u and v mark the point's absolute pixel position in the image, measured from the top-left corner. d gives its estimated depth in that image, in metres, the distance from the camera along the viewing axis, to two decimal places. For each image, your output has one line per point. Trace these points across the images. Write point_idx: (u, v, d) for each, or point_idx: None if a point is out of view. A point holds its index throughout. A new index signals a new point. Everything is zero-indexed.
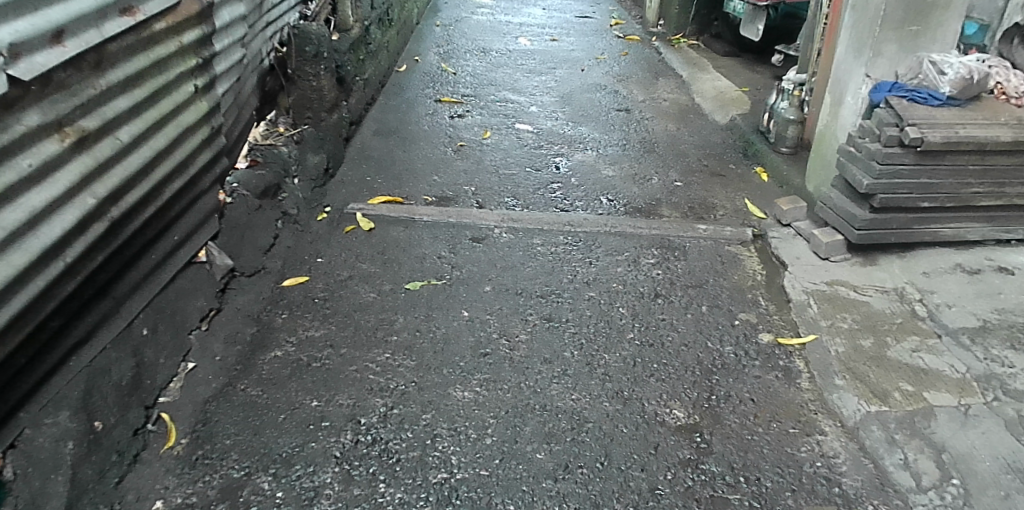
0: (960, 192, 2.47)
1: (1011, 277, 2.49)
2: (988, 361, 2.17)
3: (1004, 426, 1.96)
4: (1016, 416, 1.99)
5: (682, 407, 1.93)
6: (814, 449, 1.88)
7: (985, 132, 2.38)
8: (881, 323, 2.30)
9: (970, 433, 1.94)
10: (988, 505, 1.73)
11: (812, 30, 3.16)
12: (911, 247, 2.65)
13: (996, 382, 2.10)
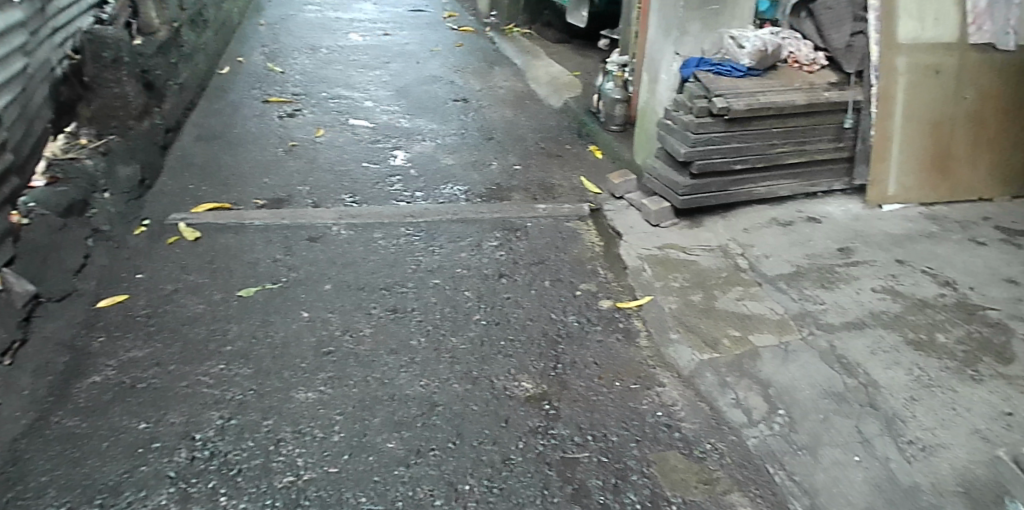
0: (768, 153, 2.70)
1: (819, 225, 2.81)
2: (801, 301, 2.45)
3: (819, 359, 2.24)
4: (828, 347, 2.27)
5: (530, 379, 2.05)
6: (655, 400, 2.09)
7: (781, 99, 2.62)
8: (709, 278, 2.52)
9: (791, 367, 2.22)
10: (809, 429, 2.01)
11: (630, 15, 3.37)
12: (732, 207, 2.91)
13: (810, 319, 2.38)
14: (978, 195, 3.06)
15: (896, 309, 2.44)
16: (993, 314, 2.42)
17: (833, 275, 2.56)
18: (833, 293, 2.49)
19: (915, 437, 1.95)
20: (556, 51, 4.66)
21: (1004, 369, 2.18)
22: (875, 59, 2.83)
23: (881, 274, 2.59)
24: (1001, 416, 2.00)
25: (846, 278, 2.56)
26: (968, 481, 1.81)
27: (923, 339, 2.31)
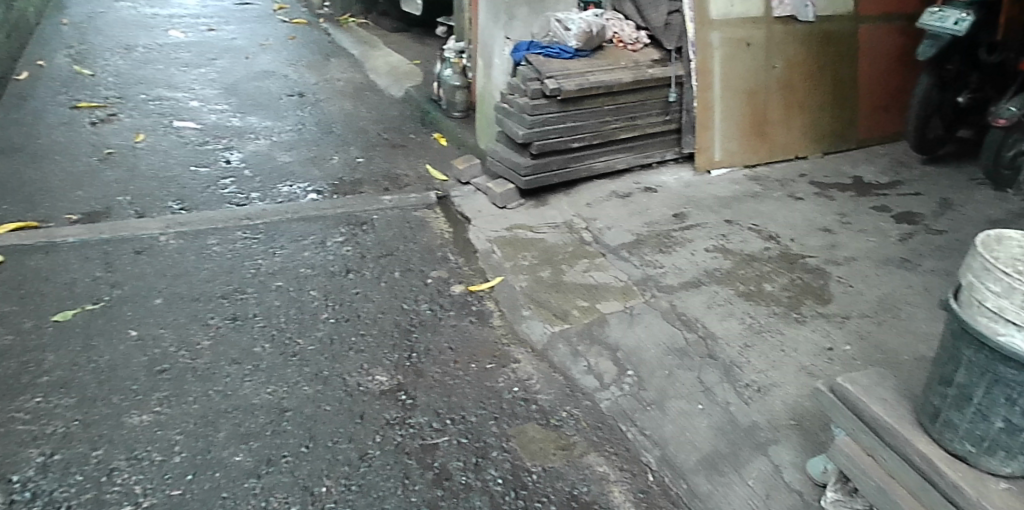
0: (601, 129, 2.88)
1: (654, 194, 3.00)
2: (643, 267, 2.64)
3: (662, 317, 2.45)
4: (669, 307, 2.49)
5: (384, 372, 2.14)
6: (510, 376, 2.24)
7: (609, 77, 2.81)
8: (556, 254, 2.67)
9: (636, 329, 2.41)
10: (656, 385, 2.24)
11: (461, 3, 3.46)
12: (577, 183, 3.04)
13: (651, 282, 2.57)
14: (792, 155, 3.42)
15: (727, 265, 2.68)
16: (810, 262, 2.75)
17: (669, 239, 2.76)
18: (671, 256, 2.69)
19: (751, 380, 2.25)
20: (393, 41, 4.72)
21: (823, 308, 2.53)
22: (692, 36, 3.03)
23: (712, 235, 2.81)
24: (823, 351, 2.34)
25: (681, 242, 2.76)
26: (800, 413, 2.14)
27: (752, 290, 2.59)
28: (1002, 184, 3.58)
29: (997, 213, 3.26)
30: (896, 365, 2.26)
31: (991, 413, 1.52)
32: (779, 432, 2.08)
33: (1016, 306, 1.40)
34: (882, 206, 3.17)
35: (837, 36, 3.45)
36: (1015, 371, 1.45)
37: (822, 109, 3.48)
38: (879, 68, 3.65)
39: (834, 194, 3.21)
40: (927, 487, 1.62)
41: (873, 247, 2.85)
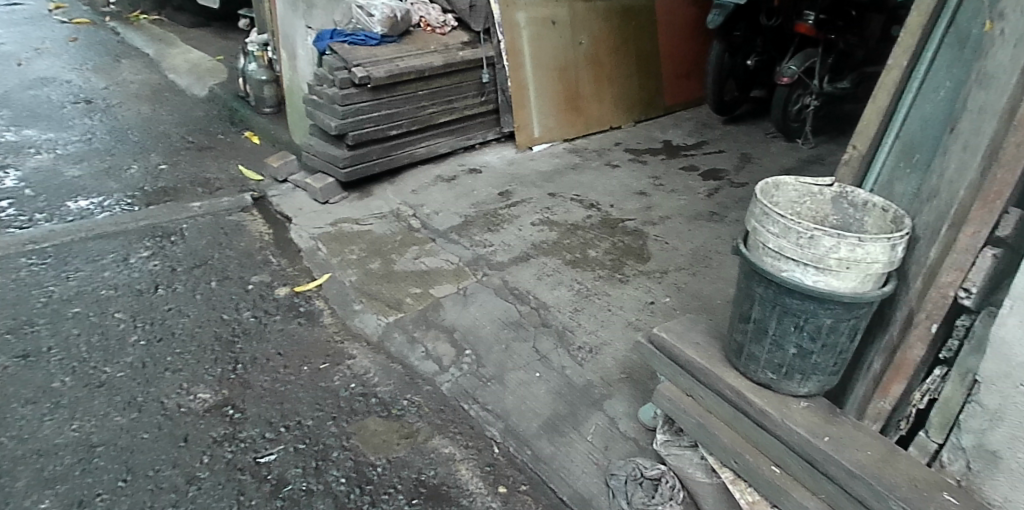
0: (418, 115, 3.03)
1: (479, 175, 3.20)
2: (473, 247, 2.77)
3: (495, 294, 2.56)
4: (501, 283, 2.61)
5: (207, 389, 2.13)
6: (346, 374, 2.24)
7: (420, 63, 2.94)
8: (385, 244, 2.76)
9: (472, 309, 2.50)
10: (493, 359, 2.33)
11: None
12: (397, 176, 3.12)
13: (483, 262, 2.69)
14: (607, 126, 3.74)
15: (553, 236, 2.85)
16: (628, 225, 2.95)
17: (497, 218, 2.92)
18: (498, 235, 2.83)
19: (583, 342, 2.42)
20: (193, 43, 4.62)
21: (643, 267, 2.72)
22: (497, 17, 3.20)
23: (537, 209, 3.00)
24: (645, 306, 2.52)
25: (509, 220, 2.92)
26: (629, 369, 2.34)
27: (578, 257, 2.75)
28: (792, 135, 4.01)
29: (789, 163, 3.64)
30: (709, 310, 2.49)
31: (784, 341, 1.86)
32: (609, 389, 2.27)
33: (793, 243, 1.73)
34: (690, 165, 3.46)
35: (633, 11, 3.81)
36: (796, 301, 1.78)
37: (626, 80, 3.83)
38: (672, 38, 4.05)
39: (647, 160, 3.49)
40: (739, 417, 1.96)
41: (684, 205, 3.10)
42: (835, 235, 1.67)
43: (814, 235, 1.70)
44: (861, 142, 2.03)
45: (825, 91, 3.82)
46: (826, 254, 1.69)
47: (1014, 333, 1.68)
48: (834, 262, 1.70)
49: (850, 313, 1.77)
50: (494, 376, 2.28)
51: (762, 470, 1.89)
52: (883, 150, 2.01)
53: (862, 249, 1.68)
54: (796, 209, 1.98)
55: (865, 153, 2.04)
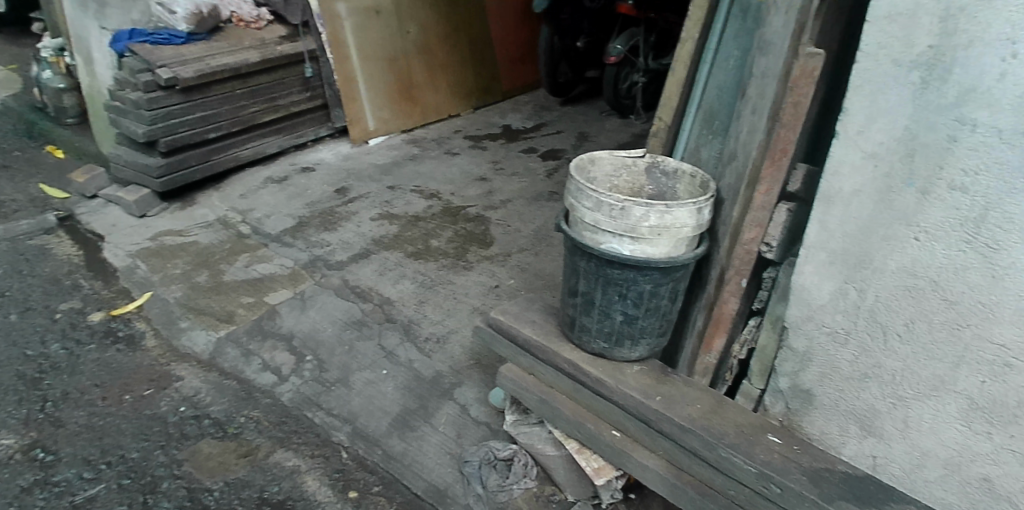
0: (240, 114, 3.58)
1: (311, 172, 3.78)
2: (310, 248, 3.11)
3: (335, 294, 2.81)
4: (341, 282, 2.89)
5: (13, 434, 2.14)
6: (174, 396, 2.33)
7: (235, 60, 3.46)
8: (213, 254, 3.04)
9: (311, 311, 2.74)
10: (333, 358, 2.53)
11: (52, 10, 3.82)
12: (229, 189, 3.56)
13: (320, 262, 3.01)
14: (445, 113, 4.60)
15: (394, 229, 3.26)
16: (470, 212, 3.44)
17: (333, 216, 3.35)
18: (336, 233, 3.22)
19: (429, 333, 2.64)
20: None
21: (486, 251, 3.11)
22: (316, 9, 3.89)
23: (376, 203, 3.48)
24: (491, 290, 2.84)
25: (348, 217, 3.35)
26: (476, 354, 2.55)
27: (421, 248, 3.12)
28: (625, 111, 4.73)
29: (614, 143, 4.32)
30: (550, 287, 2.86)
31: (610, 310, 1.93)
32: (458, 378, 2.45)
33: (606, 216, 1.79)
34: (530, 148, 4.23)
35: (448, 12, 4.64)
36: (616, 271, 1.85)
37: (446, 73, 4.63)
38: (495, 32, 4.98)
39: (487, 145, 4.25)
40: (578, 388, 2.05)
41: (526, 186, 3.71)
42: (644, 204, 1.75)
43: (625, 206, 1.76)
44: (667, 113, 2.13)
45: (650, 67, 4.52)
46: (638, 223, 1.77)
47: (810, 281, 1.87)
48: (646, 230, 1.77)
49: (667, 277, 1.86)
50: (339, 380, 2.44)
51: (602, 436, 1.99)
52: (687, 119, 2.11)
53: (670, 216, 1.77)
54: (614, 181, 2.06)
55: (670, 125, 2.15)
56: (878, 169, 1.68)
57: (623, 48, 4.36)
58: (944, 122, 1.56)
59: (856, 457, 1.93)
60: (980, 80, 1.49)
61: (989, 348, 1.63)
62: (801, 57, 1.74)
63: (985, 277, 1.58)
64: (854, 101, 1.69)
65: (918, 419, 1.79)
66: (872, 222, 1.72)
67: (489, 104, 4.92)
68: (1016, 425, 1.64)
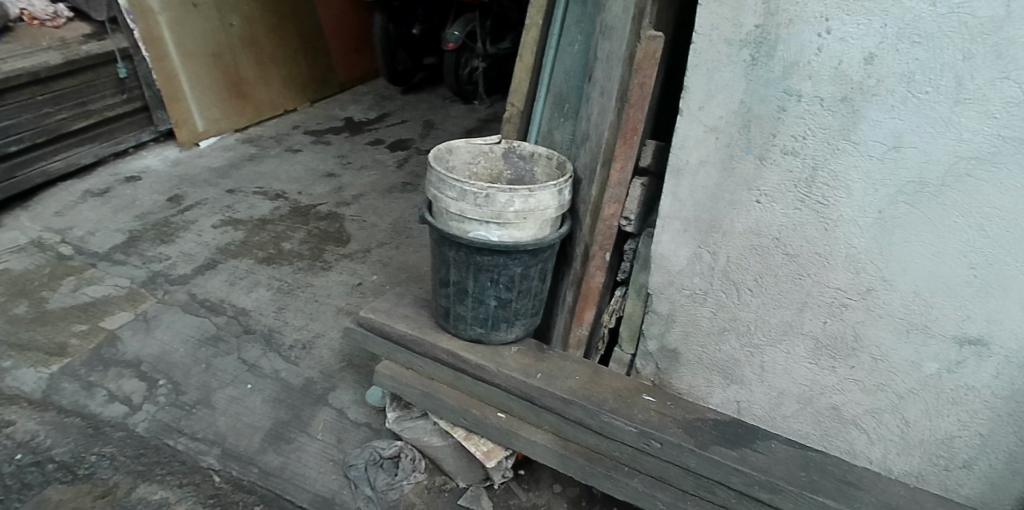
0: (44, 123, 3.23)
1: (137, 181, 3.46)
2: (147, 264, 2.85)
3: (182, 311, 2.61)
4: (188, 298, 2.68)
5: None
6: (6, 443, 2.07)
7: (32, 64, 3.15)
8: (31, 281, 2.70)
9: (157, 332, 2.52)
10: (190, 379, 2.34)
11: None
12: (41, 208, 3.18)
13: (161, 278, 2.77)
14: (280, 109, 4.42)
15: (240, 235, 3.06)
16: (321, 210, 3.31)
17: (169, 227, 3.09)
18: (174, 245, 2.97)
19: (293, 340, 2.53)
20: None
21: (344, 250, 3.01)
22: (125, 4, 3.49)
23: (217, 209, 3.25)
24: (354, 289, 2.77)
25: (186, 227, 3.10)
26: (346, 355, 2.49)
27: (273, 253, 2.97)
28: (468, 97, 4.80)
29: (460, 132, 4.32)
30: (415, 278, 2.84)
31: (484, 296, 1.95)
32: (331, 383, 2.38)
33: (472, 204, 1.81)
34: (376, 140, 4.14)
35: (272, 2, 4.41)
36: (486, 258, 1.87)
37: (276, 66, 4.42)
38: (328, 22, 4.85)
39: (331, 140, 4.11)
40: (459, 376, 2.06)
41: (377, 179, 3.64)
42: (507, 190, 1.78)
43: (489, 194, 1.78)
44: (518, 100, 2.12)
45: (489, 52, 4.58)
46: (504, 209, 1.80)
47: (668, 249, 2.00)
48: (512, 215, 1.81)
49: (536, 258, 1.91)
50: (199, 401, 2.28)
51: (488, 419, 2.03)
52: (537, 104, 2.13)
53: (534, 199, 1.82)
54: (472, 169, 2.07)
55: (522, 109, 2.15)
56: (720, 141, 1.83)
57: (460, 34, 4.38)
58: (774, 95, 1.73)
59: (722, 404, 2.13)
60: (801, 55, 1.68)
61: (827, 292, 1.86)
62: (643, 39, 1.77)
63: (819, 230, 1.80)
64: (694, 80, 1.81)
65: (772, 362, 2.00)
66: (718, 190, 1.87)
67: (326, 96, 4.79)
68: (855, 357, 1.90)
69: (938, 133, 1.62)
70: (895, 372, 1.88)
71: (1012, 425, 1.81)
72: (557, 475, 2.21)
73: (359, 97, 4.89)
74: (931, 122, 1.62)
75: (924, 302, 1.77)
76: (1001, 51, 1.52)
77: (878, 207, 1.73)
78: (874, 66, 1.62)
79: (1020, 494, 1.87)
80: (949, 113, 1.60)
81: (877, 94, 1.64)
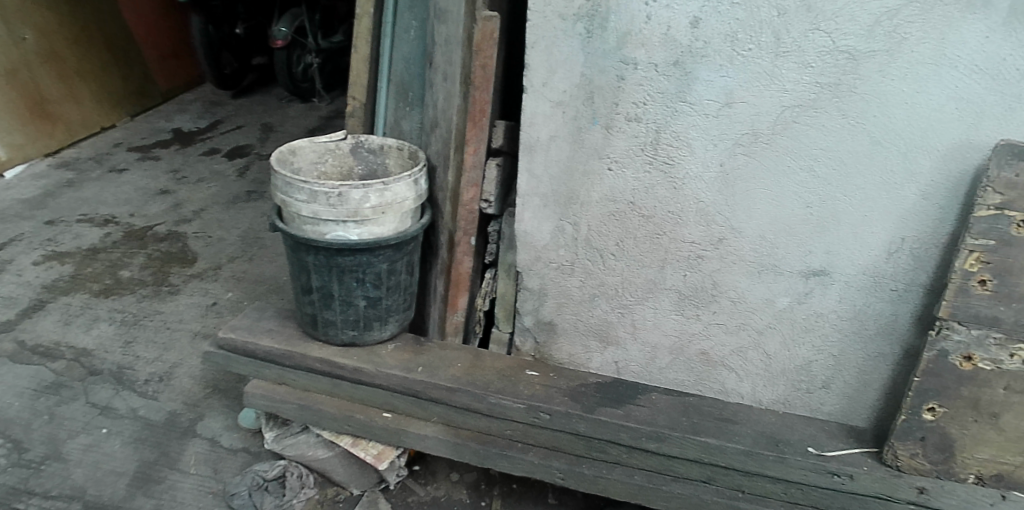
0: None
1: None
2: None
3: (11, 362, 2.32)
4: (16, 346, 2.39)
5: None
6: None
7: None
8: None
9: None
10: (32, 435, 2.10)
11: None
12: None
13: None
14: (95, 128, 4.02)
15: (68, 269, 2.77)
16: (158, 231, 3.06)
17: None
18: None
19: (148, 374, 2.32)
20: None
21: (191, 269, 2.81)
22: None
23: (37, 244, 2.91)
24: (208, 309, 2.59)
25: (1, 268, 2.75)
26: (210, 381, 2.33)
27: (110, 283, 2.71)
28: (306, 95, 4.62)
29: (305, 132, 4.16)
30: (275, 289, 2.71)
31: (351, 297, 1.90)
32: (197, 412, 2.22)
33: (325, 205, 1.76)
34: (211, 149, 3.90)
35: (70, 11, 4.00)
36: (348, 258, 1.83)
37: (86, 80, 4.01)
38: (140, 27, 4.46)
39: (159, 154, 3.81)
40: (336, 383, 1.99)
41: (216, 190, 3.42)
42: (361, 186, 1.76)
43: (342, 192, 1.75)
44: (359, 92, 2.03)
45: (322, 47, 4.49)
46: (359, 205, 1.77)
47: (531, 225, 2.04)
48: (369, 211, 1.79)
49: (400, 252, 1.89)
50: (46, 456, 2.04)
51: (374, 421, 1.98)
52: (380, 95, 2.04)
53: (389, 193, 1.80)
54: (320, 168, 2.00)
55: (365, 102, 2.06)
56: (566, 114, 1.87)
57: (287, 30, 4.25)
58: (612, 65, 1.79)
59: (602, 366, 2.19)
60: (632, 24, 1.74)
61: (684, 247, 1.97)
62: (480, 20, 1.75)
63: (669, 189, 1.90)
64: (534, 57, 1.84)
65: (643, 319, 2.09)
66: (571, 163, 1.92)
67: (147, 108, 4.42)
68: (716, 302, 2.04)
69: (764, 86, 1.76)
70: (753, 311, 2.03)
71: (858, 343, 2.02)
72: (452, 464, 2.22)
73: (185, 106, 4.56)
74: (756, 76, 1.75)
75: (770, 243, 1.93)
76: (809, 5, 1.66)
77: (719, 161, 1.85)
78: (700, 29, 1.72)
79: (872, 401, 2.09)
80: (771, 65, 1.73)
81: (706, 55, 1.75)
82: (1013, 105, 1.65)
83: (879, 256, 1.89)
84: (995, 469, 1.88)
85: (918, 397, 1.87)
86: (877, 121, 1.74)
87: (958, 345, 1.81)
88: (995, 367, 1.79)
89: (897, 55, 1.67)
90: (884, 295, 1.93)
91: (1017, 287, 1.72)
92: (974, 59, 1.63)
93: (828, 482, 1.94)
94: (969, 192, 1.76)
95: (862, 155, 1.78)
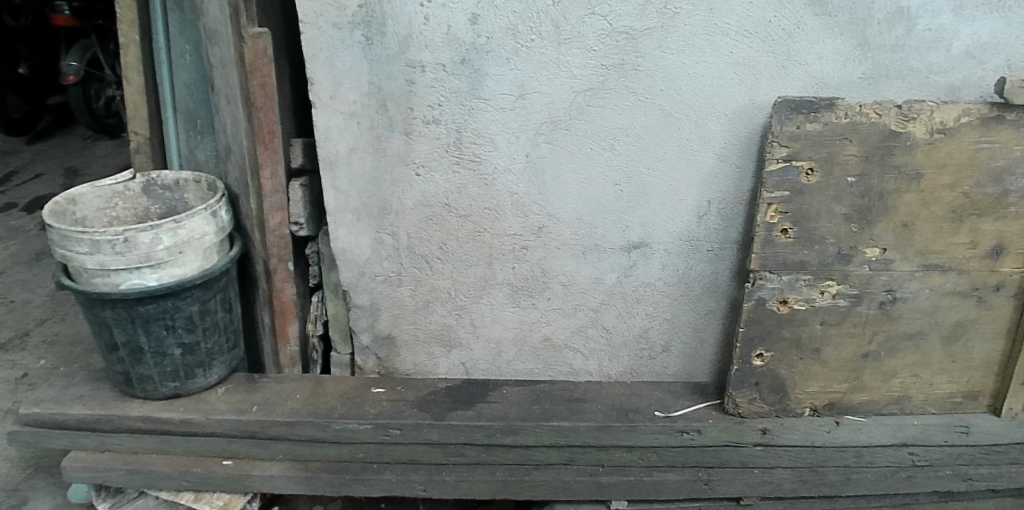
0: None
1: None
2: None
3: None
4: None
5: None
6: None
7: None
8: None
9: None
10: None
11: None
12: None
13: None
14: None
15: None
16: None
17: None
18: None
19: None
20: None
21: None
22: None
23: None
24: (18, 382, 2.36)
25: None
26: (30, 461, 2.13)
27: None
28: (115, 130, 4.65)
29: None
30: (93, 349, 2.52)
31: (163, 347, 1.77)
32: (18, 497, 2.01)
33: (111, 254, 1.63)
34: (7, 204, 3.59)
35: None
36: (151, 306, 1.70)
37: None
38: None
39: None
40: (166, 440, 1.87)
41: (16, 249, 3.15)
42: (148, 228, 1.64)
43: (127, 237, 1.62)
44: (141, 126, 1.92)
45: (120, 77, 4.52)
46: (151, 249, 1.65)
47: (348, 241, 1.98)
48: (164, 253, 1.67)
49: (210, 291, 1.79)
50: None
51: (211, 473, 1.86)
52: (166, 127, 1.93)
53: (183, 230, 1.69)
54: (110, 214, 1.87)
55: (151, 136, 1.94)
56: (362, 124, 1.83)
57: (79, 64, 4.27)
58: (398, 69, 1.77)
59: (450, 370, 2.18)
60: (410, 27, 1.72)
61: (506, 240, 1.98)
62: (248, 38, 1.69)
63: (480, 186, 1.90)
64: (316, 70, 1.78)
65: (481, 317, 2.10)
66: (376, 173, 1.89)
67: None
68: (548, 289, 2.07)
69: (553, 74, 1.78)
70: (584, 291, 2.07)
71: (686, 303, 2.09)
72: (314, 498, 2.15)
73: None
74: (544, 65, 1.77)
75: (588, 224, 1.97)
76: None
77: (524, 152, 1.87)
78: (480, 25, 1.72)
79: (710, 357, 2.18)
80: (556, 53, 1.76)
81: (491, 50, 1.75)
82: (784, 63, 1.77)
83: (690, 222, 1.97)
84: (825, 399, 2.01)
85: (747, 346, 1.94)
86: (665, 95, 1.81)
87: (773, 291, 1.89)
88: (809, 305, 1.91)
89: (672, 30, 1.74)
90: (702, 256, 2.02)
91: (815, 230, 1.84)
92: (740, 26, 1.73)
93: (677, 441, 1.97)
94: (759, 149, 1.87)
95: (657, 128, 1.85)
